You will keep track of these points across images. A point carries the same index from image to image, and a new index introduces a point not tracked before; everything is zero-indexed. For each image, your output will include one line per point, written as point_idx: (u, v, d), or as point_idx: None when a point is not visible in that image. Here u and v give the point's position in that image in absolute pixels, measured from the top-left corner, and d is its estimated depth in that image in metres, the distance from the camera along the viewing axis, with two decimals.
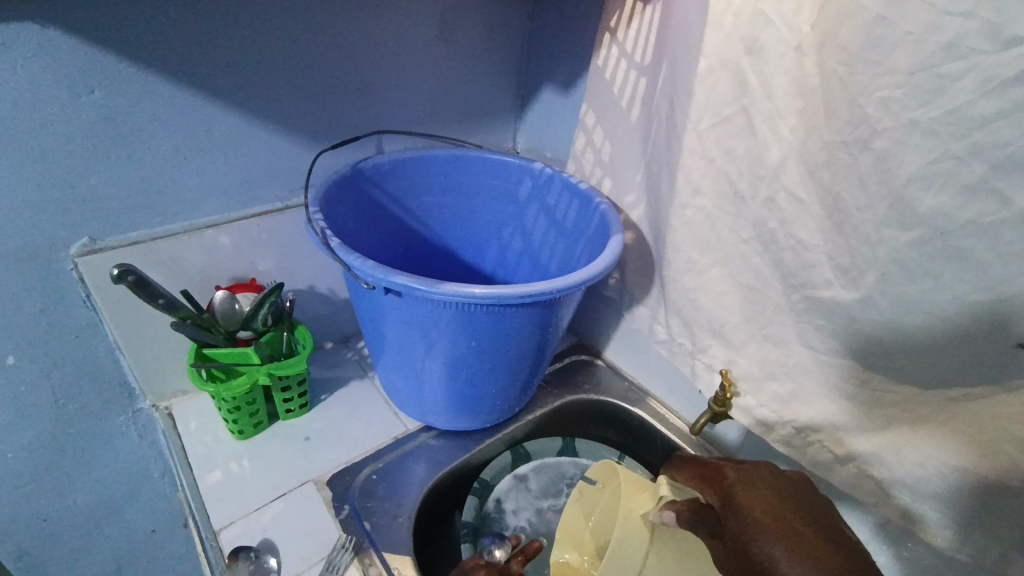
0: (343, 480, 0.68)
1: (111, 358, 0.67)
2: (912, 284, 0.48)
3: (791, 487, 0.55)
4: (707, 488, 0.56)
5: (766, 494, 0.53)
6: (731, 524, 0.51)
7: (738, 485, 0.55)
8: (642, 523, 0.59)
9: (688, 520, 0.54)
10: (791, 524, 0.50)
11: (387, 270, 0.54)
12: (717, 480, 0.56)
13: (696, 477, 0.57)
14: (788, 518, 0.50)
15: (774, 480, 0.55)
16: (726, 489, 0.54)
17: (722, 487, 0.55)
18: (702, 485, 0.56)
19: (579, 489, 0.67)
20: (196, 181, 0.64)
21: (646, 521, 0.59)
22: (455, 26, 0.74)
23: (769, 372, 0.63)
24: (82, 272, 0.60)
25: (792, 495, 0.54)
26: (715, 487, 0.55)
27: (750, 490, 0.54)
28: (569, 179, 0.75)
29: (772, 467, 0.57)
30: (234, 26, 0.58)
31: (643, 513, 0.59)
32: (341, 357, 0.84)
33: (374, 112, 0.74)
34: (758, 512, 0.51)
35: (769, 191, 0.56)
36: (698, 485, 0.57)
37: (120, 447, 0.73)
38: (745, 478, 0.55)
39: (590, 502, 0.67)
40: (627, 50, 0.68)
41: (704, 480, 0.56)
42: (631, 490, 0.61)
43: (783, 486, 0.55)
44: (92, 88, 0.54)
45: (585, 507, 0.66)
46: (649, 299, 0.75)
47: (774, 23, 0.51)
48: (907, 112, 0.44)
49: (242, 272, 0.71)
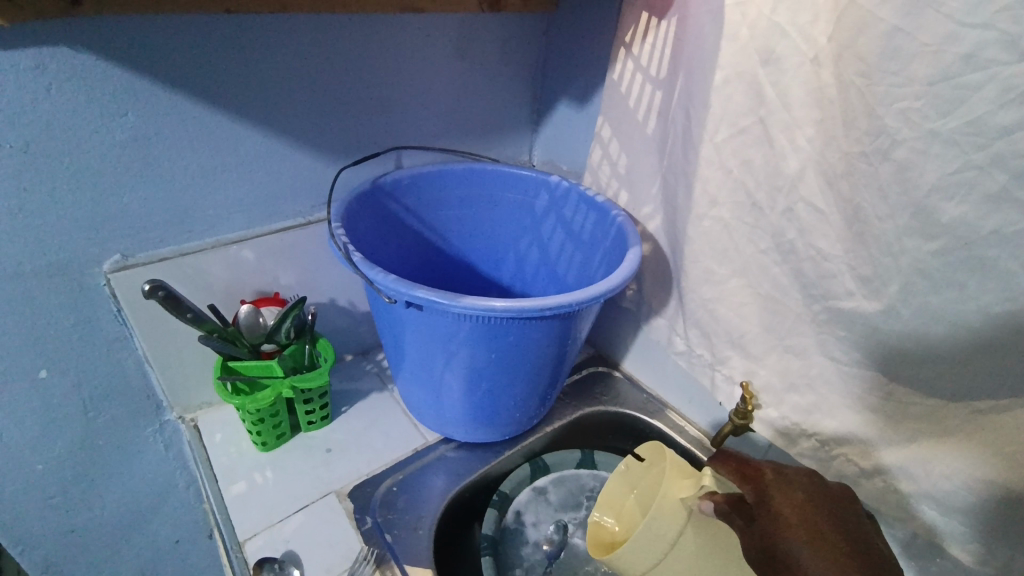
0: (365, 491, 0.68)
1: (140, 370, 0.69)
2: (935, 294, 0.47)
3: (826, 496, 0.54)
4: (744, 483, 0.55)
5: (800, 497, 0.53)
6: (760, 518, 0.52)
7: (774, 485, 0.55)
8: (681, 508, 0.56)
9: (722, 511, 0.53)
10: (818, 528, 0.50)
11: (408, 284, 0.55)
12: (754, 477, 0.56)
13: (735, 472, 0.57)
14: (816, 523, 0.51)
15: (813, 487, 0.55)
16: (762, 487, 0.54)
17: (760, 484, 0.55)
18: (739, 479, 0.56)
19: (626, 463, 0.66)
20: (222, 198, 0.66)
21: (684, 505, 0.56)
22: (472, 43, 0.76)
23: (790, 384, 0.62)
24: (113, 288, 0.62)
25: (828, 502, 0.53)
26: (752, 483, 0.55)
27: (785, 493, 0.54)
28: (585, 192, 0.76)
29: (815, 475, 0.56)
30: (258, 49, 0.60)
31: (681, 498, 0.57)
32: (361, 370, 0.85)
33: (393, 129, 0.75)
34: (786, 512, 0.52)
35: (787, 202, 0.56)
36: (736, 479, 0.56)
37: (147, 458, 0.75)
38: (783, 480, 0.55)
39: (636, 477, 0.66)
40: (642, 63, 0.69)
41: (743, 476, 0.56)
42: (673, 476, 0.59)
43: (822, 495, 0.54)
44: (125, 110, 0.56)
45: (630, 481, 0.66)
46: (667, 310, 0.75)
47: (789, 36, 0.52)
48: (927, 122, 0.44)
49: (265, 286, 0.73)
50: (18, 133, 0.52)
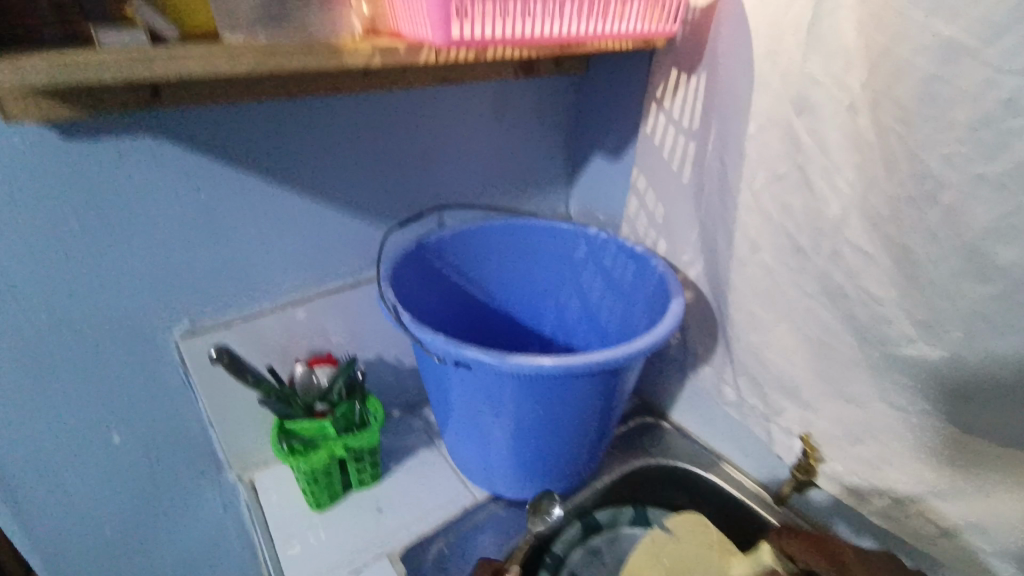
0: (416, 553, 0.68)
1: (202, 431, 0.72)
2: (1000, 339, 0.45)
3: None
4: (818, 557, 0.61)
5: None
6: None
7: (856, 564, 0.59)
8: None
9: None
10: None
11: (456, 344, 0.56)
12: (829, 551, 0.61)
13: (806, 546, 0.62)
14: None
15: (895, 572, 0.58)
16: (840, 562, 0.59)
17: (835, 562, 0.60)
18: (813, 552, 0.61)
19: (652, 535, 0.70)
20: (279, 265, 0.70)
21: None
22: (508, 107, 0.80)
23: (853, 435, 0.59)
24: (183, 354, 0.66)
25: None
26: (829, 559, 0.60)
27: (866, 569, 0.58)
28: (624, 242, 0.76)
29: (892, 557, 0.60)
30: (311, 127, 0.65)
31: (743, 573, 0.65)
32: (408, 425, 0.86)
33: (435, 191, 0.79)
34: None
35: (832, 245, 0.55)
36: (809, 551, 0.62)
37: (205, 518, 0.77)
38: (862, 559, 0.59)
39: (661, 548, 0.69)
40: (674, 116, 0.70)
41: (819, 552, 0.61)
42: (726, 556, 0.67)
43: None
44: (196, 190, 0.61)
45: (655, 552, 0.69)
46: (714, 358, 0.73)
47: (822, 85, 0.52)
48: (972, 166, 0.43)
49: (319, 345, 0.75)
50: (100, 216, 0.57)
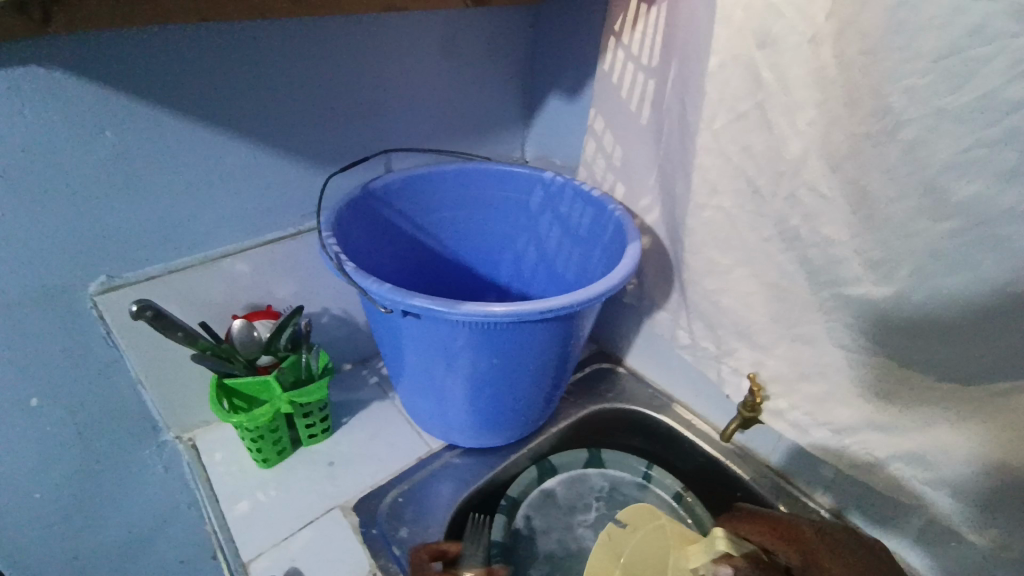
0: (369, 504, 0.67)
1: (134, 392, 0.68)
2: (949, 277, 0.45)
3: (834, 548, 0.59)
4: (791, 546, 0.59)
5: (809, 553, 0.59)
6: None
7: (824, 547, 0.59)
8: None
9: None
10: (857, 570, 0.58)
11: (404, 293, 0.54)
12: (796, 538, 0.60)
13: (778, 536, 0.60)
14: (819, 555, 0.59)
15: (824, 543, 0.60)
16: (808, 550, 0.59)
17: (802, 550, 0.59)
18: (785, 542, 0.60)
19: (607, 532, 0.68)
20: (210, 213, 0.64)
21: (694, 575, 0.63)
22: (459, 40, 0.74)
23: (801, 373, 0.60)
24: (102, 310, 0.61)
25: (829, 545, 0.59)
26: (801, 547, 0.59)
27: (834, 551, 0.59)
28: (581, 186, 0.74)
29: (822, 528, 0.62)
30: (238, 56, 0.58)
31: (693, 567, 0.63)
32: (361, 378, 0.84)
33: (381, 132, 0.73)
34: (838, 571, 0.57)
35: (789, 187, 0.54)
36: (778, 541, 0.60)
37: (147, 481, 0.75)
38: (827, 538, 0.60)
39: (617, 546, 0.67)
40: (633, 51, 0.67)
41: (788, 539, 0.60)
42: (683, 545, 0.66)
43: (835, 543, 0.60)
44: (105, 126, 0.54)
45: (614, 549, 0.66)
46: (669, 303, 0.74)
47: (786, 16, 0.49)
48: (936, 99, 0.42)
49: (258, 299, 0.71)
50: None
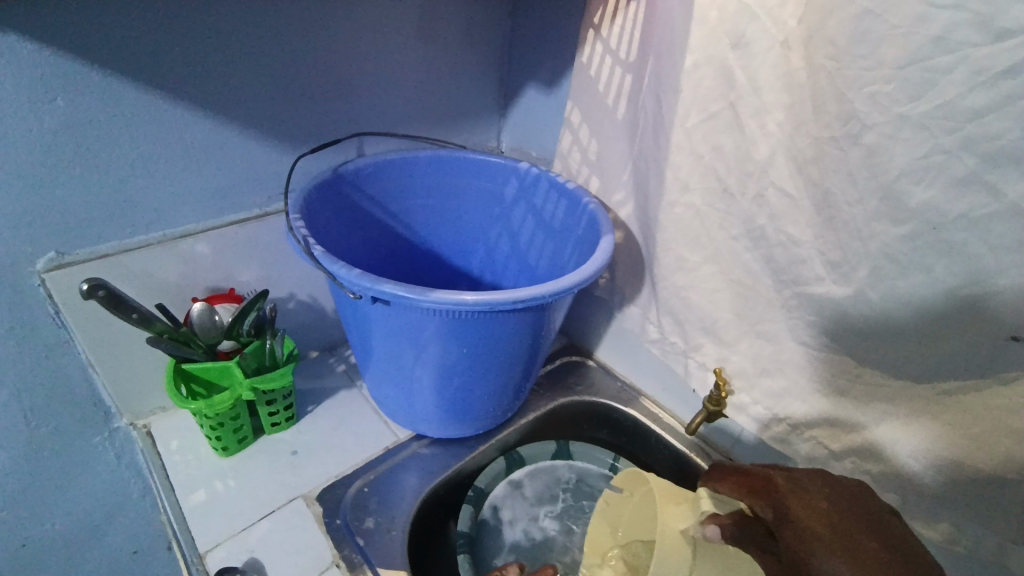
0: (333, 494, 0.66)
1: (84, 377, 0.65)
2: (903, 278, 0.47)
3: (842, 498, 0.50)
4: (754, 498, 0.50)
5: (823, 507, 0.48)
6: (784, 538, 0.46)
7: (791, 495, 0.49)
8: (682, 541, 0.52)
9: (733, 535, 0.48)
10: (851, 537, 0.45)
11: (374, 279, 0.53)
12: (765, 488, 0.50)
13: (741, 487, 0.52)
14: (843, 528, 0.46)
15: (824, 488, 0.50)
16: (777, 499, 0.49)
17: (773, 496, 0.49)
18: (749, 495, 0.50)
19: (605, 499, 0.65)
20: (169, 190, 0.61)
21: (686, 537, 0.53)
22: (436, 24, 0.73)
23: (763, 369, 0.62)
24: (50, 289, 0.57)
25: (848, 506, 0.49)
26: (764, 496, 0.50)
27: (804, 502, 0.48)
28: (555, 179, 0.74)
29: (822, 475, 0.52)
30: (201, 27, 0.56)
31: (682, 528, 0.53)
32: (327, 366, 0.82)
33: (353, 114, 0.72)
34: (812, 525, 0.46)
35: (758, 187, 0.55)
36: (743, 495, 0.51)
37: (97, 470, 0.71)
38: (796, 487, 0.50)
39: (616, 514, 0.64)
40: (611, 45, 0.67)
41: (752, 490, 0.50)
42: (664, 503, 0.55)
43: (842, 501, 0.49)
44: (55, 94, 0.51)
45: (612, 518, 0.64)
46: (639, 298, 0.74)
47: (759, 18, 0.50)
48: (897, 106, 0.44)
49: (220, 282, 0.69)
50: None
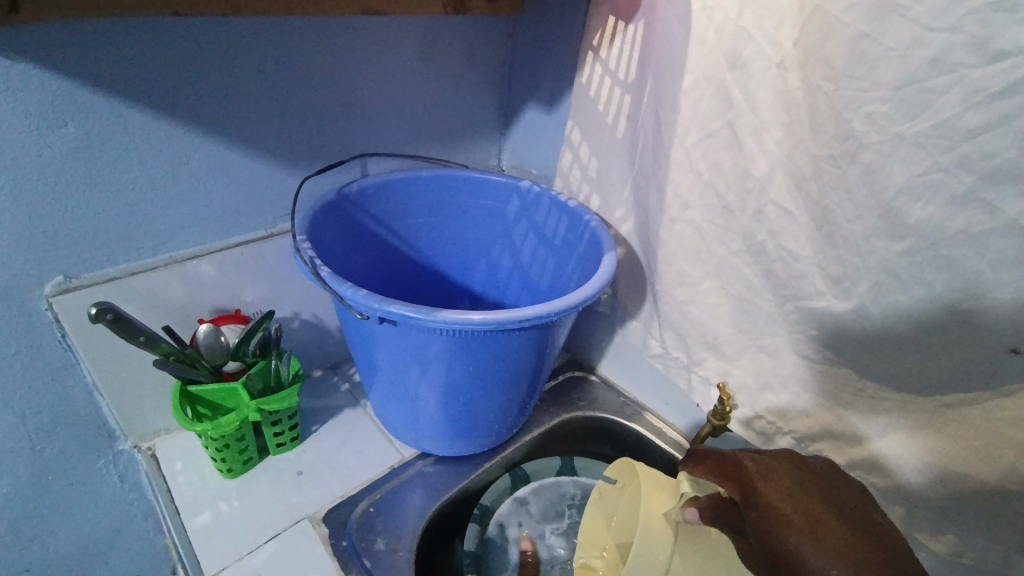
0: (338, 514, 0.65)
1: (89, 399, 0.65)
2: (903, 293, 0.48)
3: (812, 479, 0.50)
4: (727, 482, 0.50)
5: (787, 487, 0.48)
6: (753, 521, 0.46)
7: (758, 477, 0.49)
8: (665, 523, 0.55)
9: (711, 518, 0.51)
10: (815, 515, 0.45)
11: (381, 299, 0.54)
12: (734, 472, 0.50)
13: (716, 472, 0.52)
14: (813, 513, 0.46)
15: (794, 469, 0.50)
16: (746, 481, 0.49)
17: (741, 479, 0.49)
18: (721, 480, 0.51)
19: (599, 490, 0.64)
20: (175, 212, 0.62)
21: (670, 520, 0.55)
22: (438, 46, 0.74)
23: (765, 383, 0.63)
24: (57, 312, 0.58)
25: (814, 487, 0.49)
26: (734, 479, 0.50)
27: (772, 484, 0.48)
28: (557, 196, 0.74)
29: (794, 456, 0.52)
30: (207, 51, 0.57)
31: (665, 511, 0.55)
32: (330, 384, 0.82)
33: (356, 136, 0.73)
34: (778, 503, 0.46)
35: (757, 204, 0.56)
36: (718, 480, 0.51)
37: (101, 493, 0.71)
38: (765, 469, 0.50)
39: (612, 505, 0.64)
40: (610, 66, 0.69)
41: (723, 473, 0.51)
42: (649, 491, 0.56)
43: (808, 478, 0.50)
44: (66, 119, 0.52)
45: (606, 509, 0.64)
46: (641, 313, 0.75)
47: (756, 41, 0.52)
48: (893, 126, 0.45)
49: (225, 303, 0.69)
50: None
